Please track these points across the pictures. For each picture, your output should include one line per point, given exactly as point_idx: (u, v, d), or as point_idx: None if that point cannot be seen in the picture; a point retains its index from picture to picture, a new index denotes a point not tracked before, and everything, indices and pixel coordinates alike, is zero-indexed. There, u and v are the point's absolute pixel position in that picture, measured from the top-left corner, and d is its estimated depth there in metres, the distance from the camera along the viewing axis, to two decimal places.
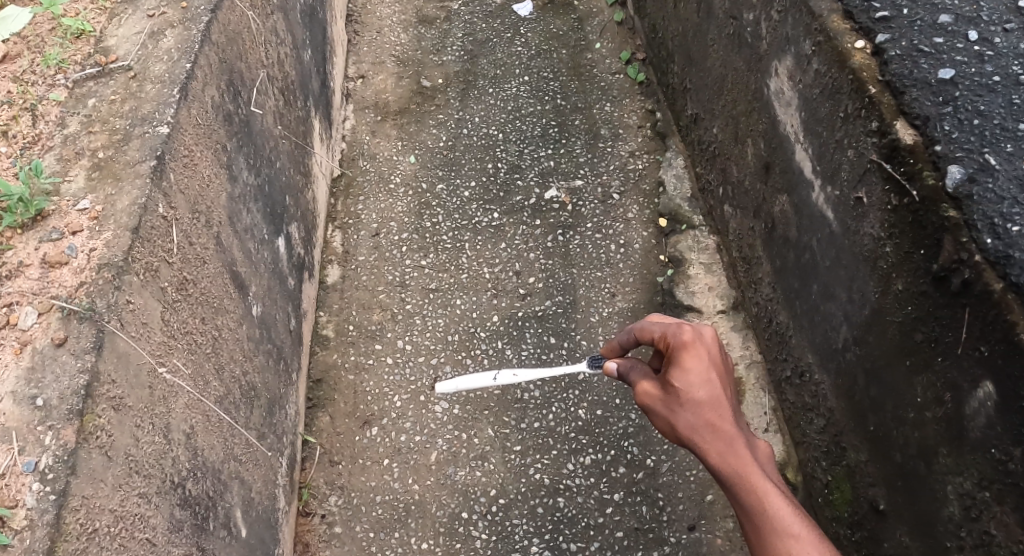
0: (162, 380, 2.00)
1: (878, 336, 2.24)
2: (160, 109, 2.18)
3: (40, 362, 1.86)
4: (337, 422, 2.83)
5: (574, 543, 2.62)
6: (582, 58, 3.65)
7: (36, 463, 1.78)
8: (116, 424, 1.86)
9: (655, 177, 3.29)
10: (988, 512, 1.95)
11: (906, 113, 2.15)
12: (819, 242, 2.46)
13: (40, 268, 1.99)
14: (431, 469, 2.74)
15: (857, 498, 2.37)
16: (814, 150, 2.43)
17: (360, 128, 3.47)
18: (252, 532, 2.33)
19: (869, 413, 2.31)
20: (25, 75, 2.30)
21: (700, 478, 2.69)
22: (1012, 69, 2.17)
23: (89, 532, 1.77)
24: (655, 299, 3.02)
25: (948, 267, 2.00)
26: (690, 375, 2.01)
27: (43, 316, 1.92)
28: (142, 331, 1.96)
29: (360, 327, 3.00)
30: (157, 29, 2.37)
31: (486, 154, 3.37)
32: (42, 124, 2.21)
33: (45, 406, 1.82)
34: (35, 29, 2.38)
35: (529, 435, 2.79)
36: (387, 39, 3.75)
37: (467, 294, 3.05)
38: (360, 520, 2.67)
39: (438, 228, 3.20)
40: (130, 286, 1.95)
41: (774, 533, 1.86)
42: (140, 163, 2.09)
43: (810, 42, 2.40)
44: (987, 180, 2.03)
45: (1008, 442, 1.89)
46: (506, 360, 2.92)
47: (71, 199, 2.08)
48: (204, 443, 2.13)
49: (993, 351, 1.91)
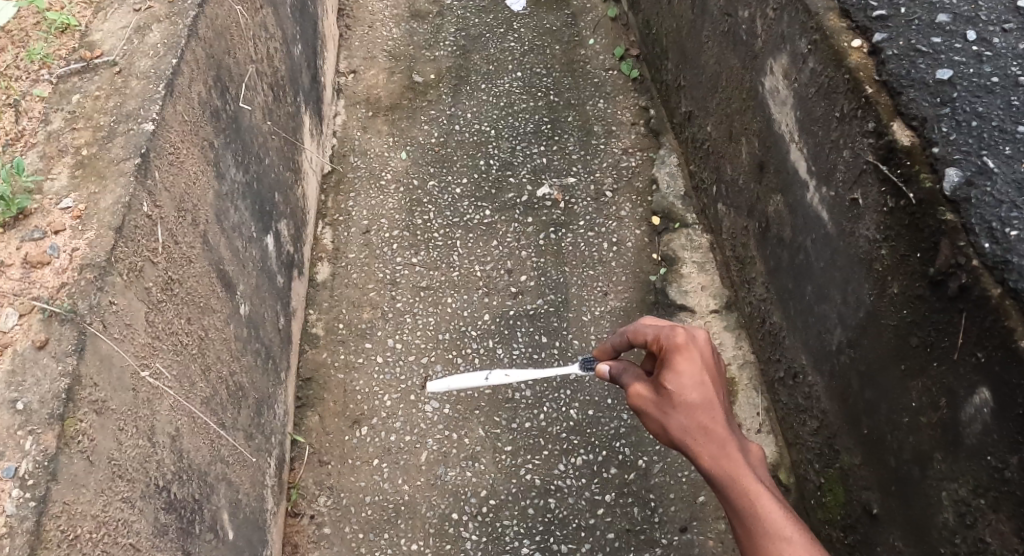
0: (145, 383, 1.96)
1: (873, 339, 2.22)
2: (145, 105, 2.14)
3: (20, 365, 1.83)
4: (326, 421, 2.80)
5: (565, 544, 2.60)
6: (576, 54, 3.62)
7: (16, 469, 1.74)
8: (98, 428, 1.83)
9: (649, 175, 3.26)
10: (983, 520, 1.93)
11: (903, 114, 2.13)
12: (814, 243, 2.43)
13: (22, 268, 1.95)
14: (422, 469, 2.72)
15: (850, 501, 2.35)
16: (809, 150, 2.40)
17: (351, 124, 3.43)
18: (239, 534, 2.30)
19: (862, 417, 2.29)
20: (8, 71, 2.26)
21: (692, 479, 2.67)
22: (1011, 70, 2.14)
23: (70, 539, 1.74)
24: (649, 298, 3.00)
25: (945, 271, 1.98)
26: (682, 377, 1.98)
27: (24, 318, 1.89)
28: (125, 332, 1.93)
29: (351, 325, 2.96)
30: (143, 24, 2.32)
31: (478, 150, 3.34)
32: (25, 121, 2.17)
33: (26, 410, 1.79)
34: (20, 23, 2.34)
35: (520, 435, 2.76)
36: (379, 34, 3.71)
37: (459, 293, 3.02)
38: (349, 521, 2.65)
39: (430, 225, 3.16)
40: (113, 286, 1.92)
41: (766, 536, 1.83)
42: (125, 160, 2.06)
43: (806, 40, 2.37)
44: (985, 183, 2.01)
45: (1005, 450, 1.87)
46: (497, 360, 2.89)
47: (53, 197, 2.04)
48: (190, 445, 2.10)
49: (990, 357, 1.89)
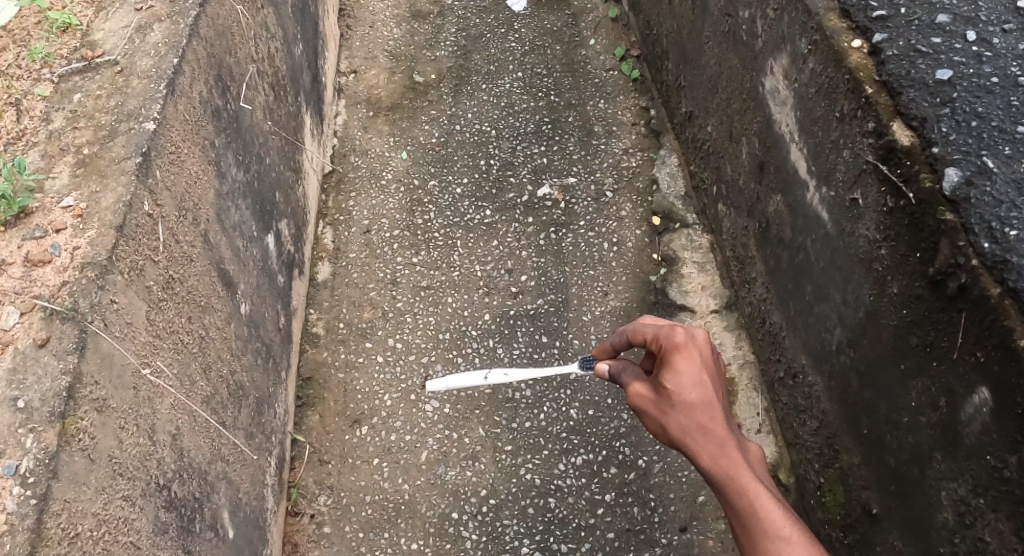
0: (147, 381, 1.97)
1: (872, 339, 2.22)
2: (146, 104, 2.15)
3: (21, 363, 1.83)
4: (327, 421, 2.80)
5: (565, 544, 2.60)
6: (577, 54, 3.62)
7: (17, 467, 1.75)
8: (99, 426, 1.83)
9: (649, 175, 3.26)
10: (983, 519, 1.93)
11: (903, 114, 2.13)
12: (814, 243, 2.43)
13: (23, 267, 1.95)
14: (422, 468, 2.72)
15: (849, 501, 2.35)
16: (809, 150, 2.41)
17: (352, 124, 3.44)
18: (239, 533, 2.30)
19: (862, 416, 2.29)
20: (10, 70, 2.26)
21: (691, 479, 2.67)
22: (1011, 70, 2.14)
23: (71, 536, 1.74)
24: (649, 299, 3.00)
25: (944, 271, 1.98)
26: (681, 376, 1.98)
27: (25, 316, 1.89)
28: (126, 331, 1.93)
29: (351, 325, 2.97)
30: (144, 23, 2.33)
31: (479, 150, 3.34)
32: (26, 120, 2.18)
33: (27, 408, 1.79)
34: (21, 23, 2.35)
35: (520, 435, 2.76)
36: (380, 34, 3.71)
37: (459, 293, 3.02)
38: (349, 520, 2.65)
39: (430, 225, 3.16)
40: (114, 285, 1.92)
41: (765, 535, 1.84)
42: (126, 159, 2.06)
43: (806, 41, 2.37)
44: (985, 183, 2.01)
45: (1004, 449, 1.87)
46: (498, 359, 2.90)
47: (54, 196, 2.04)
48: (190, 444, 2.10)
49: (989, 356, 1.89)
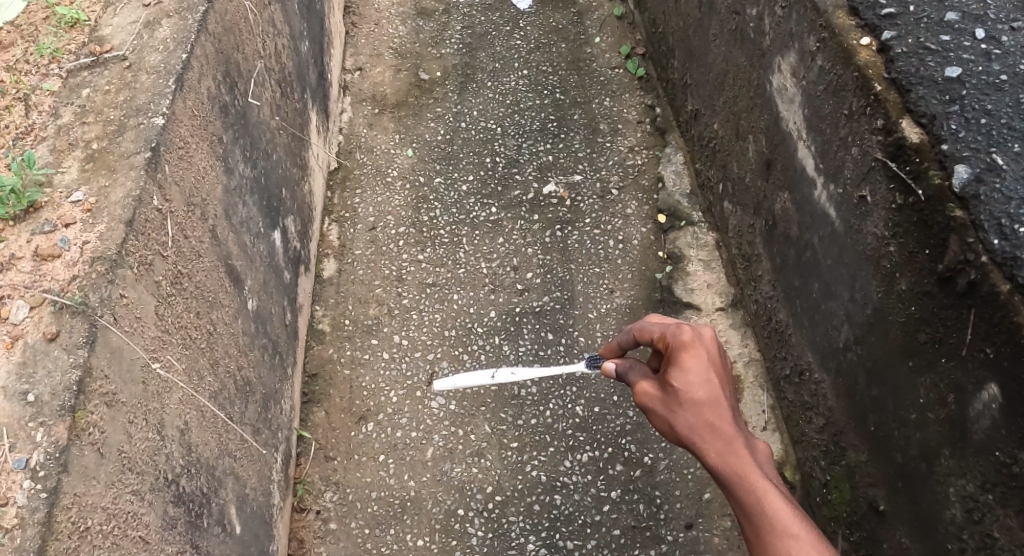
0: (157, 375, 1.97)
1: (880, 336, 2.22)
2: (155, 99, 2.15)
3: (31, 357, 1.84)
4: (333, 417, 2.80)
5: (570, 541, 2.60)
6: (582, 52, 3.62)
7: (27, 460, 1.75)
8: (109, 421, 1.83)
9: (655, 172, 3.26)
10: (991, 515, 1.93)
11: (912, 111, 2.13)
12: (821, 241, 2.44)
13: (32, 261, 1.96)
14: (428, 465, 2.72)
15: (856, 498, 2.36)
16: (817, 148, 2.41)
17: (358, 121, 3.43)
18: (247, 529, 2.30)
19: (869, 413, 2.29)
20: (18, 65, 2.27)
21: (697, 476, 2.67)
22: (1020, 68, 2.14)
23: (80, 531, 1.74)
24: (654, 296, 3.00)
25: (954, 267, 1.98)
26: (689, 374, 1.98)
27: (35, 310, 1.90)
28: (136, 325, 1.94)
29: (357, 322, 2.97)
30: (153, 19, 2.33)
31: (485, 147, 3.34)
32: (35, 115, 2.18)
33: (37, 402, 1.79)
34: (29, 18, 2.35)
35: (526, 432, 2.76)
36: (386, 31, 3.71)
37: (465, 290, 3.02)
38: (355, 516, 2.65)
39: (436, 222, 3.16)
40: (124, 279, 1.92)
41: (773, 533, 1.84)
42: (135, 154, 2.06)
43: (814, 38, 2.37)
44: (994, 180, 2.01)
45: (1014, 445, 1.87)
46: (503, 357, 2.90)
47: (64, 190, 2.05)
48: (198, 439, 2.10)
49: (998, 353, 1.89)
